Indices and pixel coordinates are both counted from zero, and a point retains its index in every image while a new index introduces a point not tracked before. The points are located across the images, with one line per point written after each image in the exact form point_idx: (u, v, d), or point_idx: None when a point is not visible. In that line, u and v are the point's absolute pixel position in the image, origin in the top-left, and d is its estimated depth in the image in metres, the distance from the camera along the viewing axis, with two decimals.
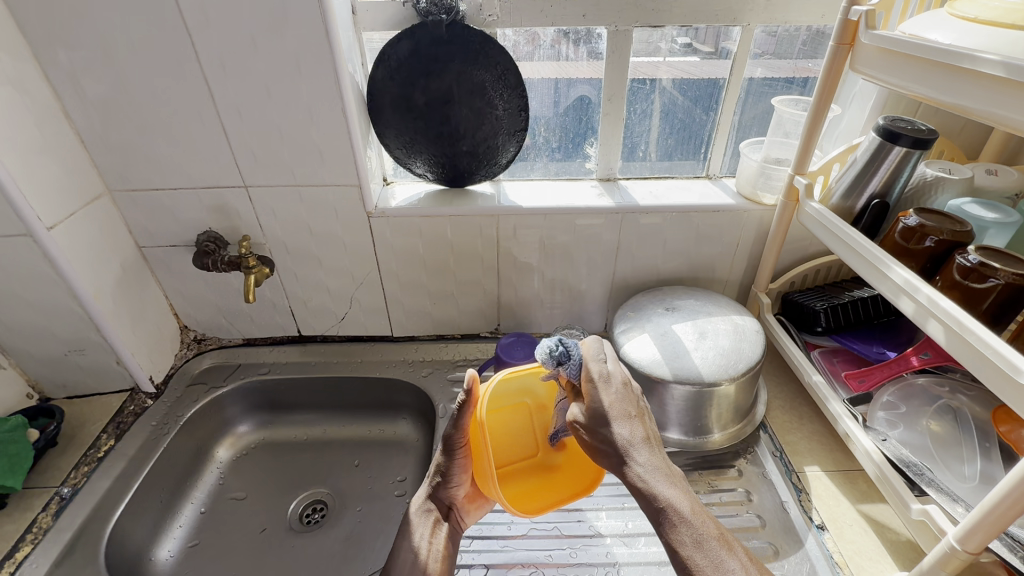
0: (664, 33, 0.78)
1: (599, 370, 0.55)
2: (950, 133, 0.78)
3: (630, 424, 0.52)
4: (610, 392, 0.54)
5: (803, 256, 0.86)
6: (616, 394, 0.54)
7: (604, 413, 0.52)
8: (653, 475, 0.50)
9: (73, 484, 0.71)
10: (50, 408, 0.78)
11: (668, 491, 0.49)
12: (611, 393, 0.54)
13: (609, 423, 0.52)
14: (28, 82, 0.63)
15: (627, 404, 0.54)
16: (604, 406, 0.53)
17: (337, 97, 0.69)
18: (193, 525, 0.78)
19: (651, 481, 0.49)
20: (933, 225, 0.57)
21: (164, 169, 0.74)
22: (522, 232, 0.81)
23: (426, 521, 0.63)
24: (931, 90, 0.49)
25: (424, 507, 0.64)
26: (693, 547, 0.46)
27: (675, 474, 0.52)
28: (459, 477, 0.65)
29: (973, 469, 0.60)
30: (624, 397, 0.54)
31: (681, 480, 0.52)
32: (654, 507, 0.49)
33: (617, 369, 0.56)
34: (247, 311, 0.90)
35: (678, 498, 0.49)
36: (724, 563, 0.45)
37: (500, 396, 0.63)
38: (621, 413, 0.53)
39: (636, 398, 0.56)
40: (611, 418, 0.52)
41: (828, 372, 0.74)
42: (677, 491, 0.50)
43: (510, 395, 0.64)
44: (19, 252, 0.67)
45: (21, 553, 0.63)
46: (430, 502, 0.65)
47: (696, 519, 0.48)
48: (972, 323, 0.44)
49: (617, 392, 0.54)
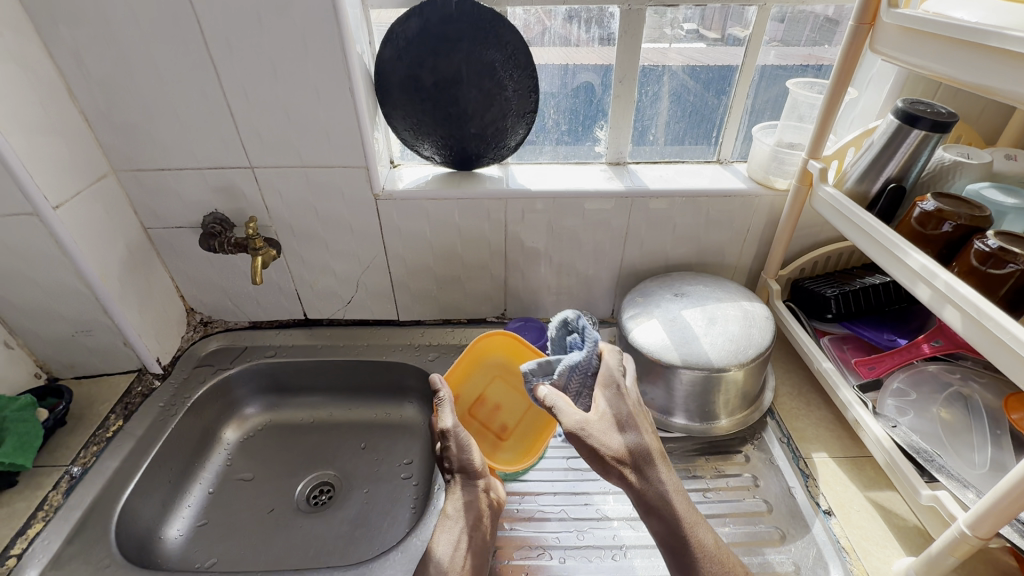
0: (674, 15, 0.77)
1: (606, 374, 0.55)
2: (967, 118, 0.77)
3: (650, 439, 0.54)
4: (628, 401, 0.55)
5: (814, 242, 0.85)
6: (630, 404, 0.55)
7: (628, 426, 0.53)
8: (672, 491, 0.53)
9: (82, 463, 0.72)
10: (59, 388, 0.78)
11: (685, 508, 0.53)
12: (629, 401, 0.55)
13: (625, 434, 0.53)
14: (30, 58, 0.62)
15: (641, 415, 0.55)
16: (624, 413, 0.54)
17: (344, 76, 0.67)
18: (201, 505, 0.79)
19: (673, 501, 0.53)
20: (950, 210, 0.57)
21: (169, 148, 0.73)
22: (530, 216, 0.81)
23: (454, 524, 0.61)
24: (953, 70, 0.48)
25: (455, 509, 0.63)
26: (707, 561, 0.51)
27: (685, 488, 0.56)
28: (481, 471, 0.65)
29: (984, 456, 0.60)
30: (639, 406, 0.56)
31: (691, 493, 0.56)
32: (671, 523, 0.53)
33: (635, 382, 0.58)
34: (253, 294, 0.90)
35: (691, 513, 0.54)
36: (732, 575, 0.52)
37: (467, 401, 0.77)
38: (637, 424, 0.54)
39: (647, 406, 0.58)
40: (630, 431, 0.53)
41: (838, 359, 0.74)
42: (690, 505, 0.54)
43: (471, 389, 0.77)
44: (27, 232, 0.66)
45: (33, 531, 0.64)
46: (461, 502, 0.63)
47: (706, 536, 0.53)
48: (991, 308, 0.43)
49: (635, 407, 0.55)
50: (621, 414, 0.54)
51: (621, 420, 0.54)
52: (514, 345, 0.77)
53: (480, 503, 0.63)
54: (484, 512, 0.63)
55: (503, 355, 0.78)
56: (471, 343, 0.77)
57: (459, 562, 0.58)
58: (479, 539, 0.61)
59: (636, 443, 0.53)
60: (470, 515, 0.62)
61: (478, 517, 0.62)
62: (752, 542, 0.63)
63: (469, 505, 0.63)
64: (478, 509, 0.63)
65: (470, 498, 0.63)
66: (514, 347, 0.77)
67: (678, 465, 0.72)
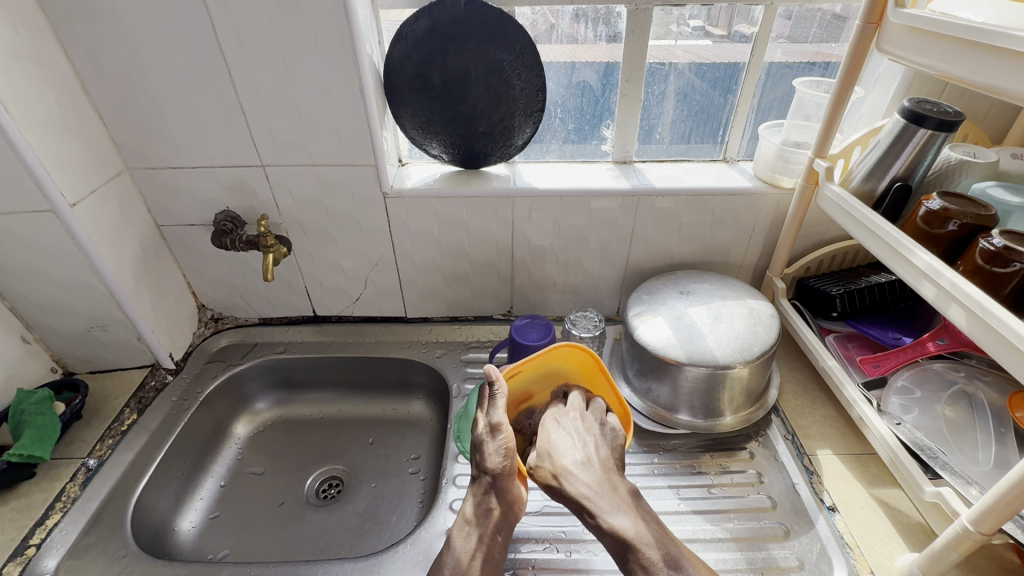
0: (680, 13, 0.77)
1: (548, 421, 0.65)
2: (974, 117, 0.77)
3: (578, 460, 0.59)
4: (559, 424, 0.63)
5: (820, 241, 0.86)
6: (563, 428, 0.63)
7: (554, 449, 0.61)
8: (602, 505, 0.56)
9: (98, 456, 0.73)
10: (74, 383, 0.80)
11: (617, 519, 0.55)
12: (558, 428, 0.63)
13: (552, 455, 0.60)
14: (47, 58, 0.64)
15: (573, 434, 0.62)
16: (552, 439, 0.62)
17: (355, 75, 0.68)
18: (214, 498, 0.80)
19: (602, 513, 0.55)
20: (956, 209, 0.57)
21: (183, 147, 0.74)
22: (537, 214, 0.81)
23: (471, 530, 0.59)
24: (959, 70, 0.48)
25: (475, 516, 0.60)
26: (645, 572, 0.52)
27: (630, 500, 0.57)
28: (508, 481, 0.60)
29: (988, 454, 0.60)
30: (573, 427, 0.62)
31: (639, 504, 0.57)
32: (607, 536, 0.55)
33: (572, 402, 0.66)
34: (263, 291, 0.91)
35: (626, 523, 0.54)
36: None
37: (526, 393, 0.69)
38: (566, 445, 0.61)
39: (596, 423, 0.63)
40: (553, 450, 0.61)
41: (843, 357, 0.74)
42: (627, 516, 0.55)
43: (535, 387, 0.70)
44: (44, 228, 0.68)
45: (51, 521, 0.65)
46: (481, 509, 0.60)
47: (644, 543, 0.53)
48: (994, 306, 0.44)
49: (566, 429, 0.62)
50: (548, 440, 0.62)
51: (549, 445, 0.61)
52: (591, 367, 0.70)
53: (504, 511, 0.60)
54: (503, 521, 0.60)
55: (573, 368, 0.70)
56: (550, 350, 0.67)
57: (475, 570, 0.57)
58: (497, 545, 0.60)
59: (562, 464, 0.59)
60: (489, 522, 0.60)
61: (497, 525, 0.60)
62: (756, 538, 0.64)
63: (489, 513, 0.60)
64: (498, 516, 0.60)
65: (492, 505, 0.60)
66: (591, 368, 0.70)
67: (683, 462, 0.73)
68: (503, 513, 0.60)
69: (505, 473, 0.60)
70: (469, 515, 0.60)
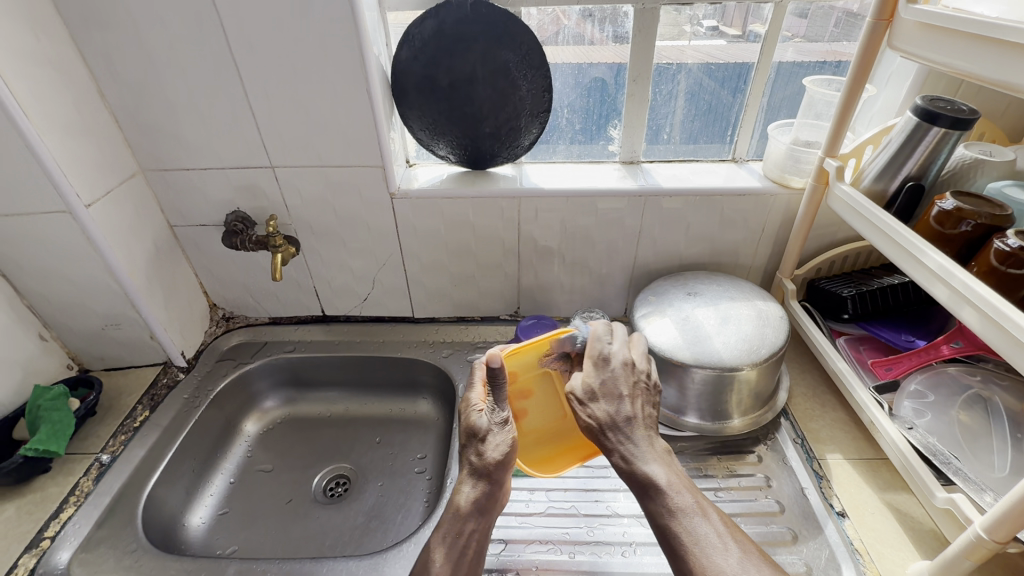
0: (693, 13, 0.77)
1: (597, 351, 0.59)
2: (992, 115, 0.75)
3: (620, 406, 0.55)
4: (608, 369, 0.57)
5: (832, 242, 0.84)
6: (612, 372, 0.57)
7: (598, 390, 0.56)
8: (635, 454, 0.53)
9: (111, 451, 0.75)
10: (89, 379, 0.82)
11: (651, 467, 0.52)
12: (606, 370, 0.57)
13: (597, 398, 0.55)
14: (66, 64, 0.65)
15: (620, 385, 0.56)
16: (603, 381, 0.56)
17: (362, 77, 0.69)
18: (223, 494, 0.81)
19: (637, 461, 0.52)
20: (970, 209, 0.56)
21: (195, 149, 0.75)
22: (543, 215, 0.81)
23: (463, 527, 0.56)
24: (976, 66, 0.47)
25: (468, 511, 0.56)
26: (671, 516, 0.50)
27: (663, 450, 0.54)
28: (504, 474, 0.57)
29: (1003, 460, 0.59)
30: (617, 374, 0.57)
31: (670, 457, 0.54)
32: (633, 478, 0.52)
33: (617, 352, 0.59)
34: (273, 291, 0.92)
35: (659, 473, 0.52)
36: (696, 531, 0.48)
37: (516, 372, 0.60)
38: (612, 391, 0.56)
39: (637, 377, 0.58)
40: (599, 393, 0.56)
41: (854, 360, 0.73)
42: (659, 465, 0.52)
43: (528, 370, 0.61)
44: (62, 229, 0.69)
45: (66, 514, 0.67)
46: (475, 505, 0.57)
47: (674, 491, 0.51)
48: (1007, 309, 0.43)
49: (610, 374, 0.57)
50: (596, 379, 0.57)
51: (591, 386, 0.56)
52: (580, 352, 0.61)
53: (494, 507, 0.58)
54: (488, 517, 0.58)
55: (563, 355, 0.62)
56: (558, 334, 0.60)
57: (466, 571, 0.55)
58: (483, 544, 0.57)
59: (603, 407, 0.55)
60: (481, 520, 0.57)
61: (486, 522, 0.57)
62: (764, 543, 0.63)
63: (481, 510, 0.57)
64: (488, 514, 0.58)
65: (486, 502, 0.57)
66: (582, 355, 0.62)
67: (689, 465, 0.72)
68: (493, 509, 0.58)
69: (504, 469, 0.56)
70: (463, 509, 0.57)
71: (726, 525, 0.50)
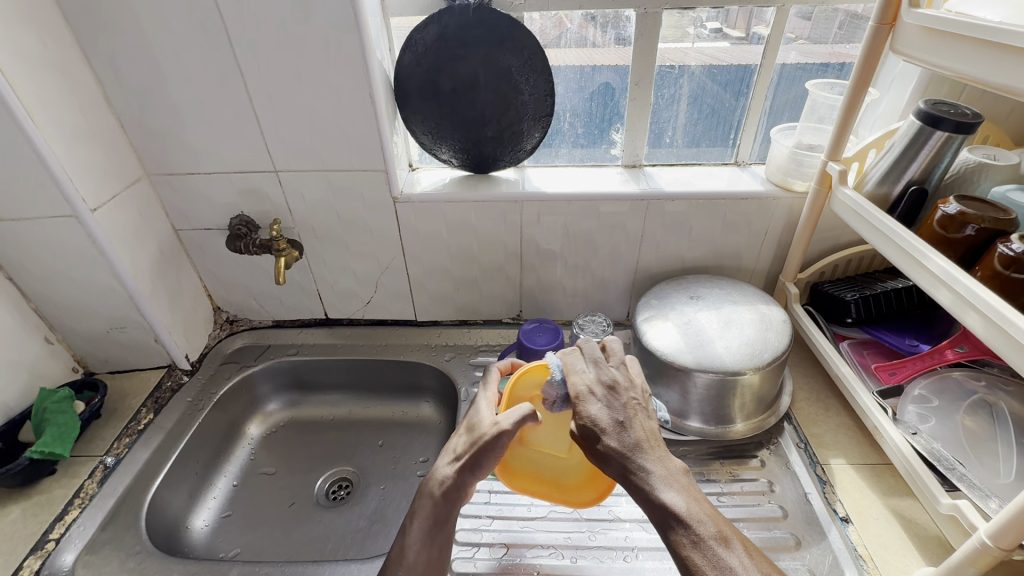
0: (696, 15, 0.77)
1: (579, 385, 0.52)
2: (996, 118, 0.75)
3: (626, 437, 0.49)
4: (600, 400, 0.51)
5: (835, 245, 0.84)
6: (602, 404, 0.51)
7: (599, 425, 0.49)
8: (649, 481, 0.47)
9: (116, 454, 0.75)
10: (94, 382, 0.82)
11: (668, 495, 0.46)
12: (596, 403, 0.51)
13: (600, 438, 0.49)
14: (73, 69, 0.66)
15: (616, 413, 0.50)
16: (598, 419, 0.50)
17: (365, 82, 0.69)
18: (226, 497, 0.82)
19: (653, 488, 0.46)
20: (973, 213, 0.55)
21: (199, 154, 0.76)
22: (546, 219, 0.81)
23: (431, 512, 0.56)
24: (979, 71, 0.47)
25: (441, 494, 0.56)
26: (696, 549, 0.44)
27: (679, 472, 0.49)
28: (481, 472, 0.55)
29: (1009, 466, 0.58)
30: (610, 404, 0.51)
31: (686, 478, 0.49)
32: (649, 507, 0.46)
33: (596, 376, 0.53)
34: (277, 294, 0.93)
35: (677, 500, 0.46)
36: (723, 563, 0.43)
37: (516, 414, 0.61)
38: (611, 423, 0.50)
39: (627, 398, 0.52)
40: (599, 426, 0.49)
41: (858, 364, 0.73)
42: (676, 491, 0.47)
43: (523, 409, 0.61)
44: (67, 234, 0.70)
45: (70, 517, 0.67)
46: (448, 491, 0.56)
47: (696, 521, 0.45)
48: (1011, 314, 0.42)
49: (604, 406, 0.51)
50: (587, 416, 0.50)
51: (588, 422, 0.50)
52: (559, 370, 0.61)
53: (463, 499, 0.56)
54: (458, 510, 0.57)
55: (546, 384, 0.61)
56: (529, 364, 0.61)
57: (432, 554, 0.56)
58: (447, 533, 0.57)
59: (609, 440, 0.49)
60: (449, 508, 0.56)
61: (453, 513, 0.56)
62: (767, 548, 0.62)
63: (452, 498, 0.56)
64: (456, 504, 0.56)
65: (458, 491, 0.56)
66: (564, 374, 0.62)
67: (692, 469, 0.72)
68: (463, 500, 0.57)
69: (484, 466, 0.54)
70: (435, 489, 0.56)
71: (754, 557, 0.45)
